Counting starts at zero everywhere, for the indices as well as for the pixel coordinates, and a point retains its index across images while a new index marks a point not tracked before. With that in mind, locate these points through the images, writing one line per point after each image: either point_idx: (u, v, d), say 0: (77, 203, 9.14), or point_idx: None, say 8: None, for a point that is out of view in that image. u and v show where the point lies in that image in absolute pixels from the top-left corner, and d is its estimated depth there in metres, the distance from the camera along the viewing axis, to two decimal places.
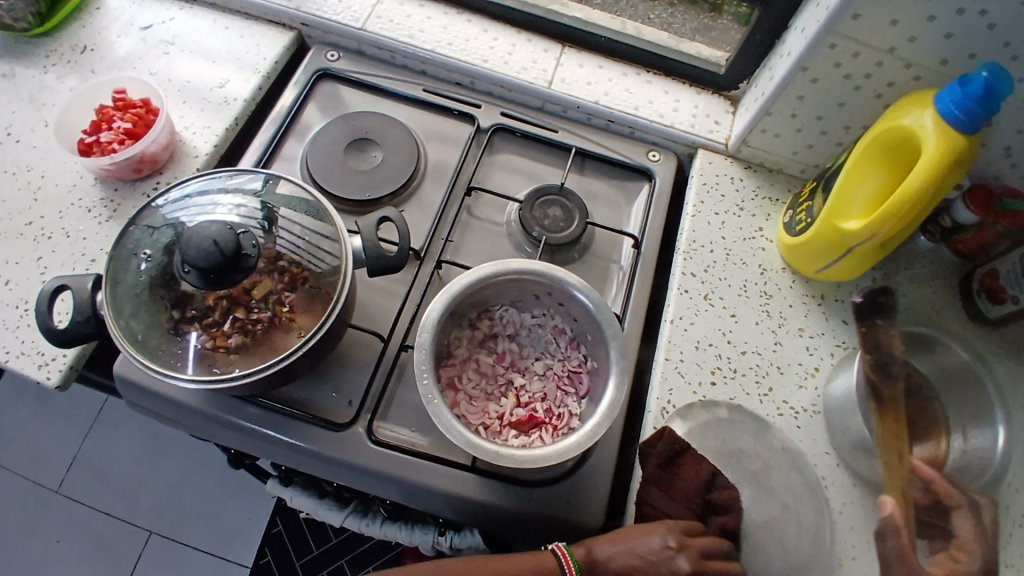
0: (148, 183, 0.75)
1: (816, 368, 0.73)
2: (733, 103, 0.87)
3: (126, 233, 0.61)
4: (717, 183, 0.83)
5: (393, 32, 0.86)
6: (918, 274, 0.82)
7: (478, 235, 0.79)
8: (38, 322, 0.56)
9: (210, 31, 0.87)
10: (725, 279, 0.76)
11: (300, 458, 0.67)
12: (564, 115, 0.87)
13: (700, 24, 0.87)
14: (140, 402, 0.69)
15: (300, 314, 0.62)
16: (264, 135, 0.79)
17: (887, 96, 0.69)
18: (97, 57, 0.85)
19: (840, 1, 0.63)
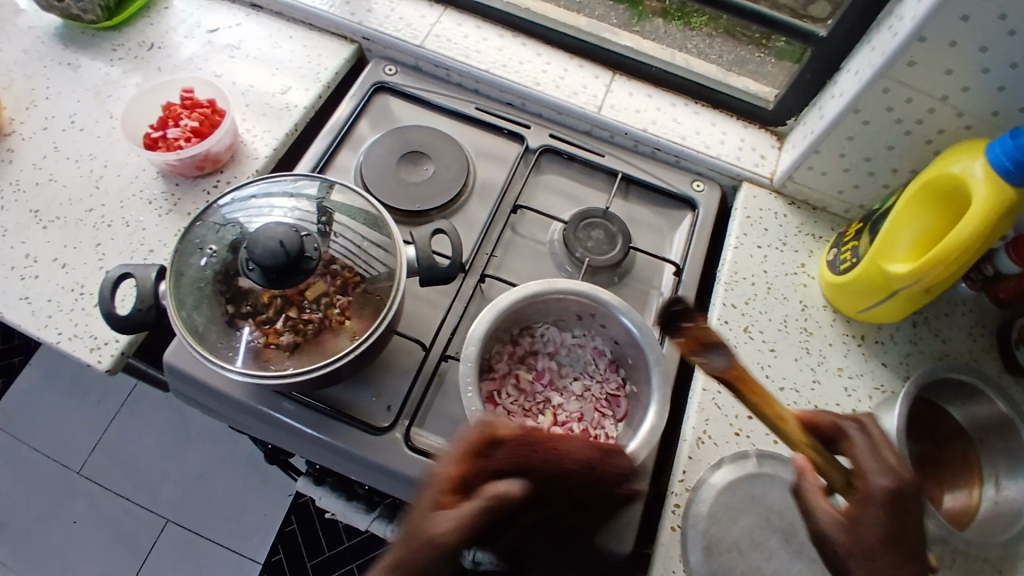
0: (208, 181, 0.78)
1: (853, 409, 0.73)
2: (779, 138, 0.88)
3: (191, 229, 0.64)
4: (760, 217, 0.83)
5: (450, 51, 0.88)
6: (957, 321, 0.81)
7: (522, 252, 0.80)
8: (100, 306, 0.57)
9: (274, 39, 0.90)
10: (765, 313, 0.77)
11: (336, 459, 0.68)
12: (611, 140, 0.89)
13: (736, 56, 0.90)
14: (184, 390, 0.71)
15: (351, 318, 0.63)
16: (321, 143, 0.82)
17: (937, 142, 0.69)
18: (163, 55, 0.88)
19: (897, 47, 0.64)
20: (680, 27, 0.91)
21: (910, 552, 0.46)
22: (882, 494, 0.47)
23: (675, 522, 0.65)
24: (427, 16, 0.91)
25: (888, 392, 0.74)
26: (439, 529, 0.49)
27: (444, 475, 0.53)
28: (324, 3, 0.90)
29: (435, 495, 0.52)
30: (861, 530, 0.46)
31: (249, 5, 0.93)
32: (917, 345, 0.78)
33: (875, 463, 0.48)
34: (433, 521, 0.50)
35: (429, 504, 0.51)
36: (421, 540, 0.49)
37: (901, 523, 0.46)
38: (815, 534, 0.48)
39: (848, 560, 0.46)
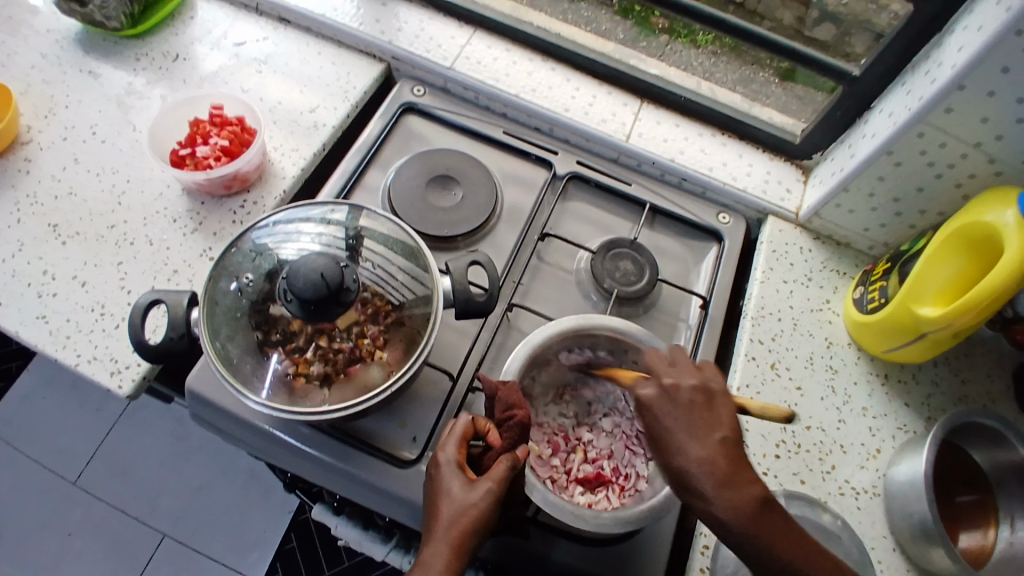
0: (234, 201, 0.78)
1: (877, 449, 0.73)
2: (804, 172, 0.89)
3: (226, 255, 0.63)
4: (786, 251, 0.84)
5: (479, 73, 0.88)
6: (977, 361, 0.80)
7: (549, 280, 0.80)
8: (131, 334, 0.57)
9: (303, 55, 0.89)
10: (791, 350, 0.78)
11: (360, 489, 0.67)
12: (638, 168, 0.89)
13: (741, 75, 0.90)
14: (204, 415, 0.69)
15: (381, 347, 0.62)
16: (350, 161, 0.82)
17: (967, 187, 0.70)
18: (188, 67, 0.87)
19: (935, 95, 0.64)
20: (688, 46, 0.90)
21: (732, 452, 0.47)
22: (668, 399, 0.49)
23: (704, 563, 0.65)
24: (456, 37, 0.91)
25: (911, 433, 0.74)
26: (471, 497, 0.54)
27: (451, 456, 0.57)
28: (353, 20, 0.90)
29: (450, 470, 0.56)
30: (671, 418, 0.48)
31: (277, 18, 0.92)
32: (938, 386, 0.78)
33: (676, 370, 0.51)
34: (461, 488, 0.55)
35: (447, 477, 0.56)
36: (444, 504, 0.55)
37: (694, 416, 0.48)
38: (648, 426, 0.49)
39: (680, 443, 0.47)
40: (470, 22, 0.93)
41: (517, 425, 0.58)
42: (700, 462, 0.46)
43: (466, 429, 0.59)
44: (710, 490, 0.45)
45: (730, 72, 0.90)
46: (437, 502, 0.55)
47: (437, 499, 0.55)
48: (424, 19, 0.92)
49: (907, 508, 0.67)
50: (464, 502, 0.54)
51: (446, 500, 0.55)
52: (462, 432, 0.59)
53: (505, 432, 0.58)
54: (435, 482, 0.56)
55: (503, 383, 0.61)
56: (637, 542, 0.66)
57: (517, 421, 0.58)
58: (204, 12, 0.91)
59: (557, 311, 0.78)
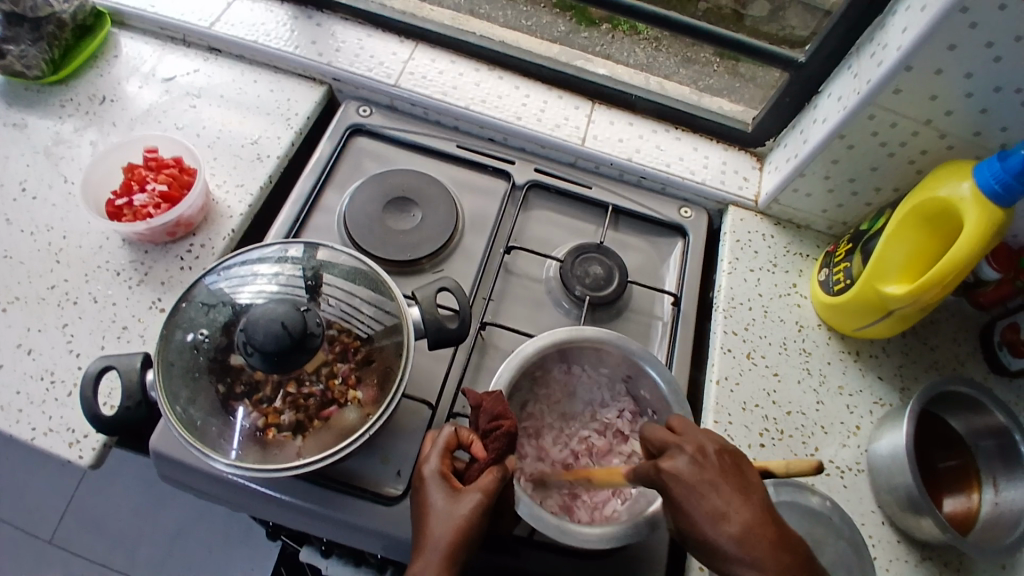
0: (181, 246, 0.74)
1: (857, 426, 0.75)
2: (759, 159, 0.89)
3: (178, 309, 0.60)
4: (749, 239, 0.85)
5: (426, 88, 0.86)
6: (943, 327, 0.82)
7: (519, 294, 0.78)
8: (84, 408, 0.54)
9: (239, 84, 0.86)
10: (765, 337, 0.78)
11: (348, 533, 0.64)
12: (596, 170, 0.88)
13: (683, 58, 0.92)
14: (174, 477, 0.66)
15: (354, 387, 0.60)
16: (303, 186, 0.79)
17: (919, 162, 0.71)
18: (118, 108, 0.82)
19: (882, 77, 0.65)
20: (628, 35, 0.92)
21: (771, 521, 0.44)
22: (697, 468, 0.46)
23: (703, 561, 0.66)
24: (399, 53, 0.89)
25: (887, 406, 0.76)
26: (457, 508, 0.52)
27: (435, 467, 0.55)
28: (288, 44, 0.87)
29: (434, 482, 0.54)
30: (700, 498, 0.45)
31: (207, 48, 0.88)
32: (909, 356, 0.80)
33: (692, 435, 0.49)
34: (446, 500, 0.53)
35: (432, 491, 0.54)
36: (430, 518, 0.52)
37: (724, 491, 0.45)
38: (671, 499, 0.46)
39: (714, 519, 0.44)
40: (411, 35, 0.91)
41: (504, 435, 0.54)
42: (737, 541, 0.43)
43: (450, 439, 0.57)
44: (746, 566, 0.42)
45: (672, 55, 0.92)
46: (424, 520, 0.52)
47: (423, 515, 0.53)
48: (363, 36, 0.89)
49: (892, 481, 0.68)
50: (451, 513, 0.52)
51: (431, 516, 0.52)
52: (445, 443, 0.56)
53: (491, 441, 0.55)
54: (420, 497, 0.54)
55: (489, 394, 0.57)
56: (636, 551, 0.65)
57: (505, 431, 0.55)
58: (129, 49, 0.87)
59: (531, 324, 0.76)
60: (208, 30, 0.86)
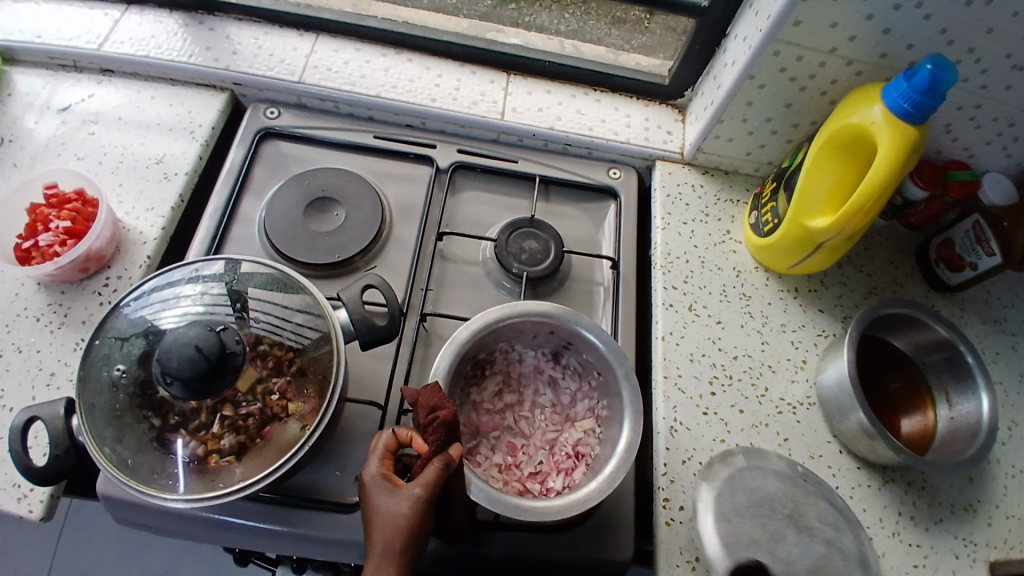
0: (97, 281, 0.71)
1: (803, 361, 0.76)
2: (680, 111, 0.89)
3: (92, 347, 0.58)
4: (680, 192, 0.85)
5: (332, 82, 0.83)
6: (878, 251, 0.84)
7: (456, 280, 0.77)
8: (16, 463, 0.53)
9: (136, 104, 0.82)
10: (705, 287, 0.79)
11: (313, 545, 0.64)
12: (520, 144, 0.86)
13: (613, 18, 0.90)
14: (129, 518, 0.64)
15: (292, 400, 0.59)
16: (220, 195, 0.76)
17: (832, 92, 0.72)
18: (16, 148, 0.78)
19: (781, 11, 0.65)
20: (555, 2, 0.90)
21: None
22: None
23: (668, 516, 0.67)
24: (299, 48, 0.86)
25: (831, 336, 0.78)
26: (400, 506, 0.52)
27: (376, 470, 0.55)
28: (182, 53, 0.83)
29: (377, 484, 0.54)
30: None
31: (98, 71, 0.84)
32: (848, 285, 0.81)
33: None
34: (388, 499, 0.53)
35: (374, 493, 0.53)
36: (376, 521, 0.52)
37: None
38: None
39: None
40: (310, 28, 0.88)
41: (441, 425, 0.53)
42: None
43: (389, 442, 0.56)
44: None
45: (602, 18, 0.90)
46: (370, 522, 0.52)
47: (369, 518, 0.53)
48: (258, 35, 0.86)
49: (842, 410, 0.70)
50: (394, 511, 0.52)
51: (376, 517, 0.52)
52: (386, 446, 0.56)
53: (429, 435, 0.54)
54: (365, 502, 0.54)
55: (423, 388, 0.57)
56: (604, 514, 0.66)
57: (442, 421, 0.54)
58: (24, 85, 0.83)
59: (471, 308, 0.76)
60: (96, 52, 0.82)
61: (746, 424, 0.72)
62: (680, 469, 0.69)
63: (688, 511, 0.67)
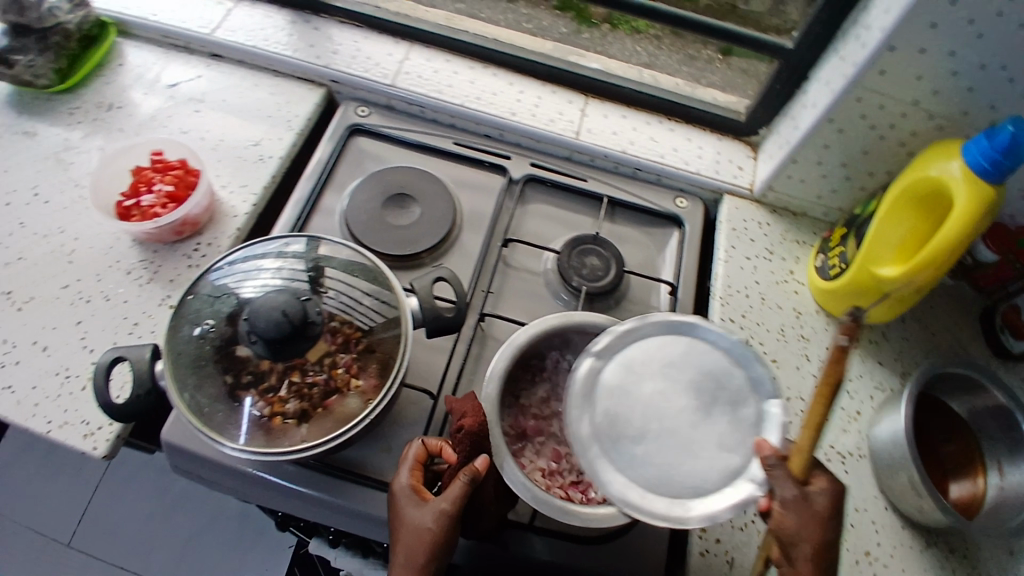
0: (188, 245, 0.76)
1: (857, 412, 0.75)
2: (753, 148, 0.90)
3: (184, 303, 0.62)
4: (745, 228, 0.85)
5: (421, 87, 0.88)
6: (941, 310, 0.83)
7: (517, 286, 0.80)
8: (97, 396, 0.56)
9: (240, 88, 0.88)
10: (763, 324, 0.79)
11: (353, 521, 0.66)
12: (591, 164, 0.89)
13: (685, 56, 0.96)
14: (187, 469, 0.68)
15: (356, 376, 0.61)
16: (303, 189, 0.81)
17: (910, 144, 0.72)
18: (125, 115, 0.85)
19: (867, 59, 0.66)
20: (628, 33, 0.97)
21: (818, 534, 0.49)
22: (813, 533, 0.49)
23: (703, 545, 0.66)
24: (394, 53, 0.91)
25: (888, 391, 0.77)
26: (425, 520, 0.53)
27: (406, 481, 0.56)
28: (287, 48, 0.89)
29: (405, 495, 0.56)
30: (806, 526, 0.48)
31: (208, 55, 0.91)
32: (908, 340, 0.80)
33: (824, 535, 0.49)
34: (415, 511, 0.54)
35: (402, 504, 0.55)
36: (402, 530, 0.54)
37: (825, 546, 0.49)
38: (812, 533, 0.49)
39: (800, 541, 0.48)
40: (405, 36, 0.93)
41: (467, 435, 0.57)
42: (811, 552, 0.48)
43: (420, 453, 0.59)
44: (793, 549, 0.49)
45: (674, 52, 0.96)
46: (397, 533, 0.54)
47: (396, 527, 0.55)
48: (358, 38, 0.91)
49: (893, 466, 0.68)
50: (419, 524, 0.53)
51: (403, 528, 0.54)
52: (416, 457, 0.58)
53: (458, 449, 0.57)
54: (393, 512, 0.56)
55: (456, 399, 0.63)
56: (639, 533, 0.66)
57: (468, 432, 0.57)
58: (134, 58, 0.90)
59: (529, 314, 0.78)
60: (208, 37, 0.88)
61: None
62: None
63: (725, 544, 0.66)
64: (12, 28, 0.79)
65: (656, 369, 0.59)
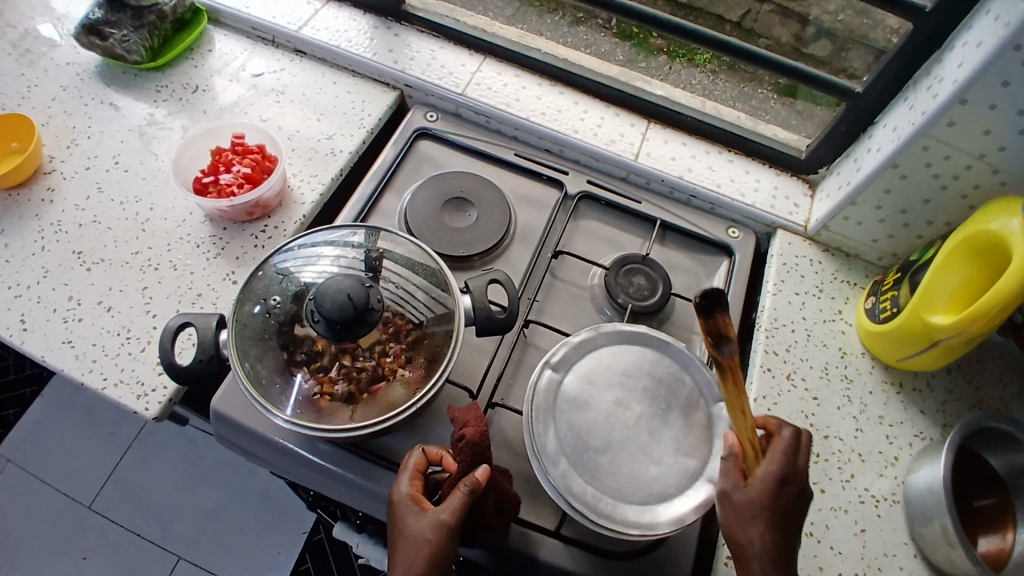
0: (256, 226, 0.80)
1: (895, 457, 0.74)
2: (811, 186, 0.90)
3: (254, 278, 0.65)
4: (796, 264, 0.85)
5: (490, 98, 0.91)
6: (990, 368, 0.81)
7: (563, 297, 0.81)
8: (161, 357, 0.59)
9: (318, 84, 0.93)
10: (806, 360, 0.79)
11: (381, 506, 0.67)
12: (647, 186, 0.90)
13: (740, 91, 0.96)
14: (230, 437, 0.70)
15: (403, 366, 0.63)
16: (366, 189, 0.84)
17: (972, 197, 0.71)
18: (208, 98, 0.90)
19: (937, 109, 0.66)
20: (686, 66, 0.97)
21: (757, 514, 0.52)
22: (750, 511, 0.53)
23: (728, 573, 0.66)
24: (467, 65, 0.94)
25: (928, 440, 0.75)
26: (425, 530, 0.55)
27: (406, 490, 0.57)
28: (367, 50, 0.93)
29: (405, 504, 0.57)
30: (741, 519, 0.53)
31: (293, 50, 0.96)
32: (953, 394, 0.79)
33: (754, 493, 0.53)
34: (415, 521, 0.55)
35: (402, 513, 0.56)
36: (401, 539, 0.55)
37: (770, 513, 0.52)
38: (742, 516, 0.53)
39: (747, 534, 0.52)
40: (480, 49, 0.97)
41: (469, 445, 0.58)
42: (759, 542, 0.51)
43: (420, 462, 0.60)
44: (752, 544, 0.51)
45: (729, 88, 0.97)
46: (397, 542, 0.55)
47: (397, 536, 0.56)
48: (435, 47, 0.95)
49: (926, 514, 0.67)
50: (420, 534, 0.54)
51: (403, 538, 0.55)
52: (416, 466, 0.59)
53: (459, 458, 0.58)
54: (393, 520, 0.57)
55: (459, 407, 0.62)
56: (663, 555, 0.65)
57: (469, 441, 0.58)
58: (222, 45, 0.95)
59: (573, 325, 0.79)
60: (295, 33, 0.93)
61: (824, 505, 0.70)
62: None
63: None
64: (112, 4, 0.88)
65: (613, 379, 0.64)
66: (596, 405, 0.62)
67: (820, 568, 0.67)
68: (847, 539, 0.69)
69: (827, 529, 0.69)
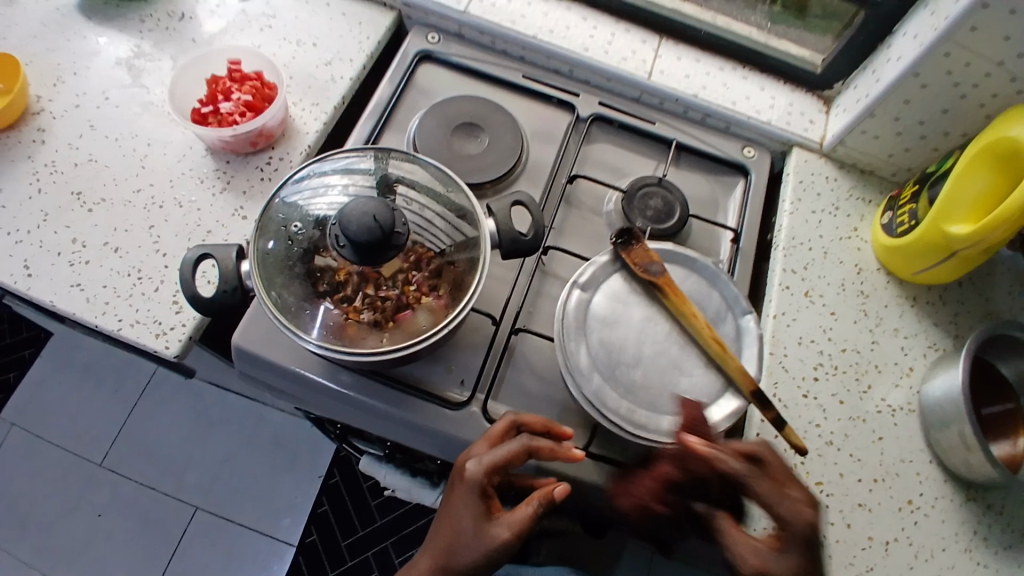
0: (261, 158, 0.77)
1: (910, 368, 0.76)
2: (826, 102, 0.88)
3: (270, 206, 0.63)
4: (813, 182, 0.85)
5: (494, 16, 0.86)
6: (999, 280, 0.82)
7: (580, 222, 0.80)
8: (184, 289, 0.58)
9: (310, 8, 0.87)
10: (824, 277, 0.79)
11: (413, 434, 0.68)
12: (660, 106, 0.88)
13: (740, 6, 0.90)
14: (254, 373, 0.70)
15: (426, 294, 0.63)
16: (365, 127, 0.79)
17: (990, 106, 0.70)
18: (196, 26, 0.84)
19: (961, 13, 0.64)
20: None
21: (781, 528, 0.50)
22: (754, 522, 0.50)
23: None
24: None
25: (941, 350, 0.77)
26: (486, 535, 0.56)
27: (477, 475, 0.57)
28: None
29: (472, 493, 0.57)
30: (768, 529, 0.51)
31: None
32: (964, 305, 0.80)
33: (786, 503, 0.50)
34: (477, 519, 0.56)
35: (467, 501, 0.57)
36: (456, 526, 0.57)
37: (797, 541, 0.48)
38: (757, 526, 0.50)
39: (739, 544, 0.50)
40: None
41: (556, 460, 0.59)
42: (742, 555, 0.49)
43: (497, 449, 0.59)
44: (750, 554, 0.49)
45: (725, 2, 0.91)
46: (454, 527, 0.57)
47: (453, 518, 0.57)
48: None
49: (942, 421, 0.69)
50: (479, 537, 0.56)
51: (460, 527, 0.57)
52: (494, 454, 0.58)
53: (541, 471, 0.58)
54: (454, 497, 0.57)
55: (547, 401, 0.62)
56: None
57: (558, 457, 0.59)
58: None
59: (591, 250, 0.78)
60: None
61: (843, 415, 0.72)
62: (771, 442, 0.70)
63: None
64: None
65: (643, 296, 0.63)
66: (622, 326, 0.62)
67: (840, 474, 0.70)
68: (865, 447, 0.71)
69: (846, 437, 0.72)
